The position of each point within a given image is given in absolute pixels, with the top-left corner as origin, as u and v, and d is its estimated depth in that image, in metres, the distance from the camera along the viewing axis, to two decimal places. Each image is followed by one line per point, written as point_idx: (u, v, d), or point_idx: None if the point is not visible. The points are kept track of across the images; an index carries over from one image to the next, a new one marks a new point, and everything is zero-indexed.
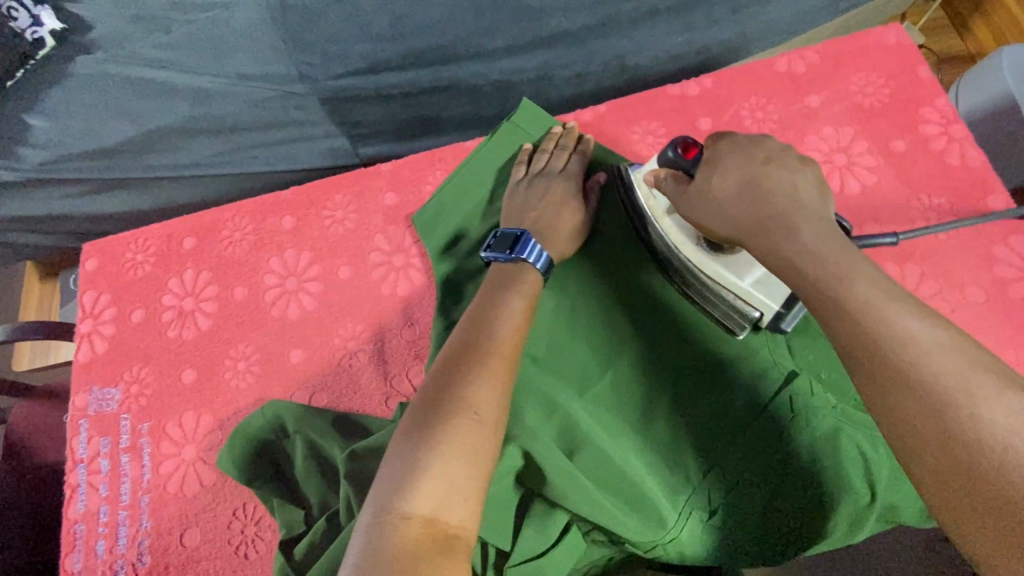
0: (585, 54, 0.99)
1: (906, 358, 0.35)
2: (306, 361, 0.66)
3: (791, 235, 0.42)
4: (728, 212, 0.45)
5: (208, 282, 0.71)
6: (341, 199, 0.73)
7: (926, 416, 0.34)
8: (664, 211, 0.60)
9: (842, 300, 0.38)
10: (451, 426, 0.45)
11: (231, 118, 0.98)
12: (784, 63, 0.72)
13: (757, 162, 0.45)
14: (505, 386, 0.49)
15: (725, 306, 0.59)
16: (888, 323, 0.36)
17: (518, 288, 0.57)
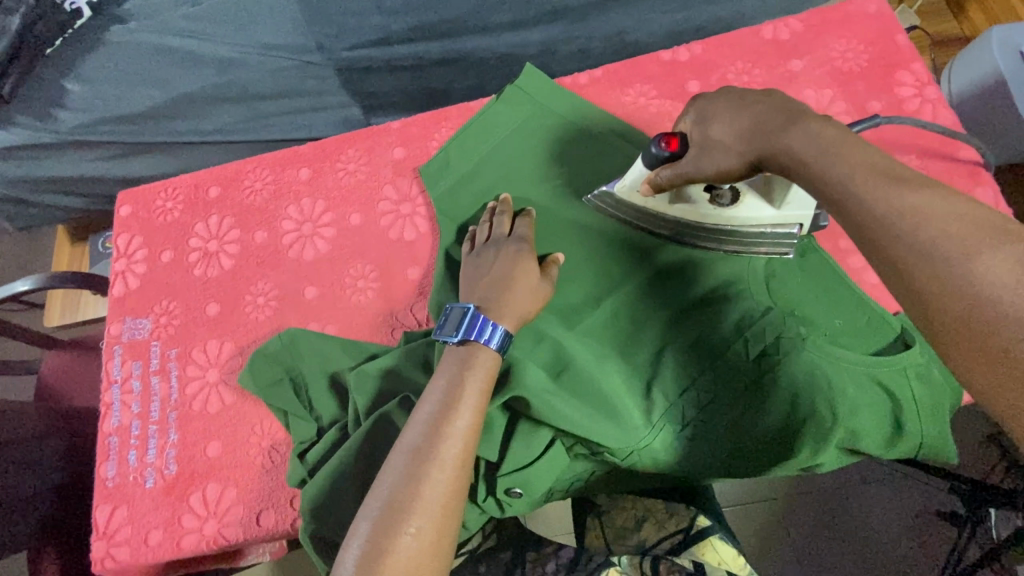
0: (587, 29, 1.04)
1: (945, 254, 0.34)
2: (320, 297, 0.72)
3: (833, 166, 0.40)
4: (727, 151, 0.48)
5: (231, 226, 0.78)
6: (354, 153, 0.79)
7: (966, 313, 0.33)
8: (666, 202, 0.65)
9: (872, 205, 0.38)
10: (393, 544, 0.46)
11: (253, 86, 1.04)
12: (770, 30, 0.76)
13: (742, 102, 0.48)
14: (452, 492, 0.50)
15: (769, 238, 0.64)
16: (920, 218, 0.35)
17: (473, 374, 0.56)
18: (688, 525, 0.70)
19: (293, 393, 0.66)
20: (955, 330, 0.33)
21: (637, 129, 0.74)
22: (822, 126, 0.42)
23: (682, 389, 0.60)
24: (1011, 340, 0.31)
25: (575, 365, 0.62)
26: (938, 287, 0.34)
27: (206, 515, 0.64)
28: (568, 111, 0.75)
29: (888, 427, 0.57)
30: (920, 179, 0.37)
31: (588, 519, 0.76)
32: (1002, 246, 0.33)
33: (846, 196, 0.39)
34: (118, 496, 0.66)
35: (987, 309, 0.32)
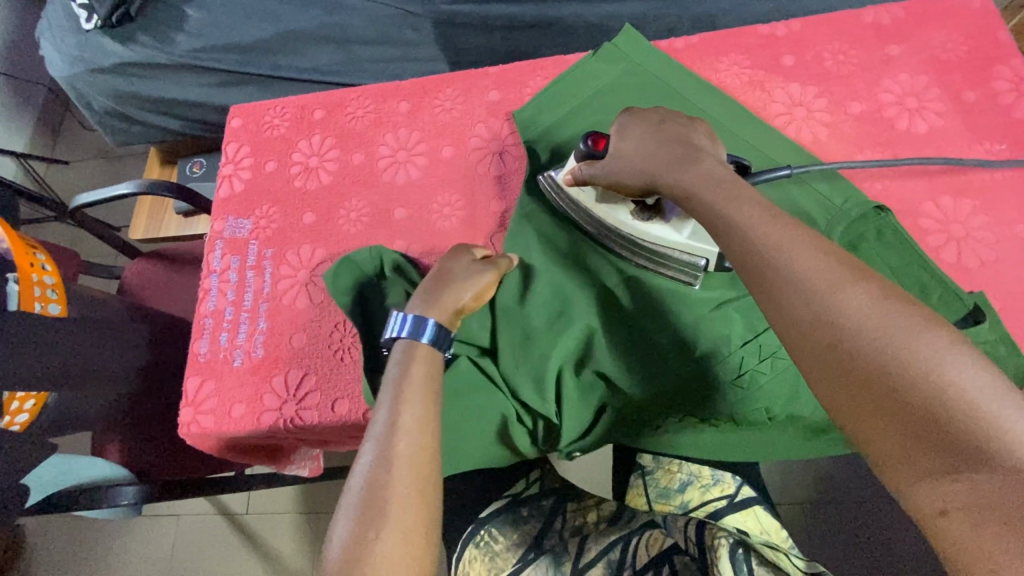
0: (678, 9, 1.07)
1: (804, 284, 0.45)
2: (407, 218, 0.77)
3: (726, 204, 0.51)
4: (630, 171, 0.59)
5: (332, 146, 0.83)
6: (452, 92, 0.84)
7: (823, 330, 0.43)
8: (595, 199, 0.65)
9: (753, 244, 0.48)
10: (382, 530, 0.49)
11: (353, 30, 1.12)
12: (871, 15, 0.78)
13: (655, 126, 0.60)
14: (416, 464, 0.53)
15: (674, 263, 0.64)
16: (791, 256, 0.46)
17: (416, 363, 0.60)
18: (733, 493, 0.72)
19: (373, 300, 0.70)
20: (815, 344, 0.43)
21: (728, 94, 0.76)
22: (711, 168, 0.55)
23: (750, 349, 0.63)
24: (852, 354, 0.41)
25: (650, 313, 0.65)
26: (797, 310, 0.45)
27: (286, 397, 0.69)
28: (661, 71, 0.78)
29: None
30: (786, 226, 0.48)
31: (632, 478, 0.77)
32: (840, 281, 0.44)
33: (739, 234, 0.50)
34: (208, 371, 0.73)
35: (834, 328, 0.43)
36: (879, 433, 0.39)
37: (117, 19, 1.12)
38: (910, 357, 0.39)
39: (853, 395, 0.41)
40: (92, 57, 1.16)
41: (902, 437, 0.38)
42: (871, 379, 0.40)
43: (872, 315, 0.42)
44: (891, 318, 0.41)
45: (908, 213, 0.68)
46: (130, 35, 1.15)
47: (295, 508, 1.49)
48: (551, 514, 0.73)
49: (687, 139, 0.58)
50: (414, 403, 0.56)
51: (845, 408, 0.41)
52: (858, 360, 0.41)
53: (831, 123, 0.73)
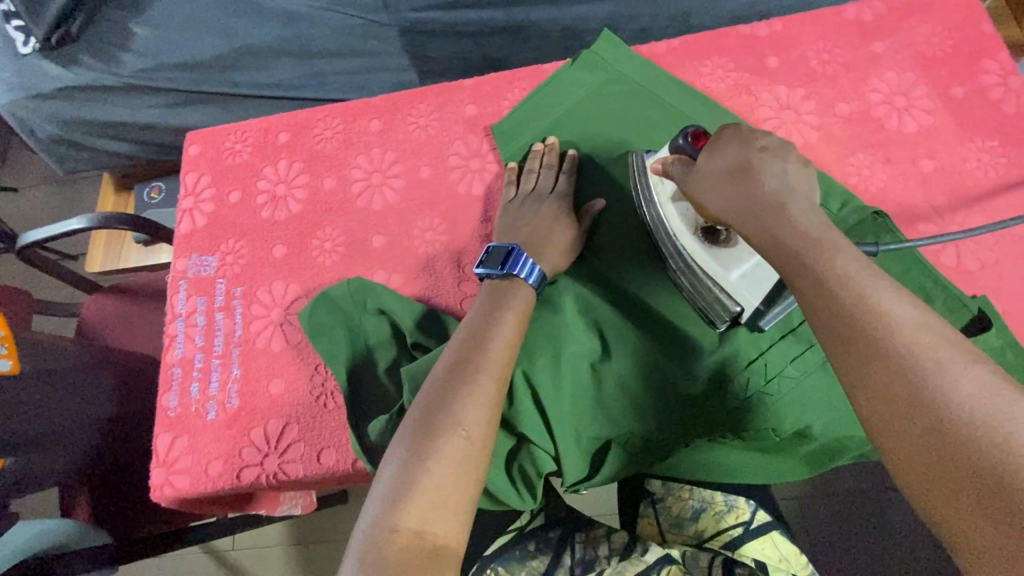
0: (652, 8, 1.04)
1: (837, 274, 0.42)
2: (386, 246, 0.72)
3: (756, 177, 0.48)
4: (720, 199, 0.49)
5: (300, 171, 0.78)
6: (425, 108, 0.79)
7: (854, 323, 0.40)
8: (671, 197, 0.61)
9: (802, 264, 0.43)
10: (443, 448, 0.49)
11: (315, 42, 1.05)
12: (853, 11, 0.76)
13: (754, 150, 0.49)
14: (493, 403, 0.53)
15: (709, 296, 0.59)
16: (851, 286, 0.41)
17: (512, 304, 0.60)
18: (749, 519, 0.71)
19: (348, 343, 0.65)
20: (846, 337, 0.40)
21: (714, 100, 0.74)
22: (798, 213, 0.46)
23: (758, 370, 0.60)
24: (887, 351, 0.38)
25: (650, 343, 0.63)
26: (829, 297, 0.41)
27: (267, 451, 0.65)
28: (643, 78, 0.75)
29: None
30: (840, 250, 0.43)
31: (643, 506, 0.75)
32: (899, 321, 0.39)
33: (788, 251, 0.44)
34: (180, 426, 0.67)
35: (892, 374, 0.38)
36: (917, 449, 0.35)
37: (56, 41, 1.05)
38: (945, 363, 0.37)
39: (882, 397, 0.38)
40: (32, 83, 1.08)
41: (929, 447, 0.35)
42: (928, 433, 0.35)
43: (909, 316, 0.39)
44: (964, 377, 0.36)
45: (906, 217, 0.66)
46: (73, 57, 1.06)
47: (283, 542, 1.43)
48: (560, 547, 0.69)
49: (776, 183, 0.47)
50: (505, 340, 0.56)
51: (873, 410, 0.38)
52: (893, 357, 0.38)
53: (821, 127, 0.71)
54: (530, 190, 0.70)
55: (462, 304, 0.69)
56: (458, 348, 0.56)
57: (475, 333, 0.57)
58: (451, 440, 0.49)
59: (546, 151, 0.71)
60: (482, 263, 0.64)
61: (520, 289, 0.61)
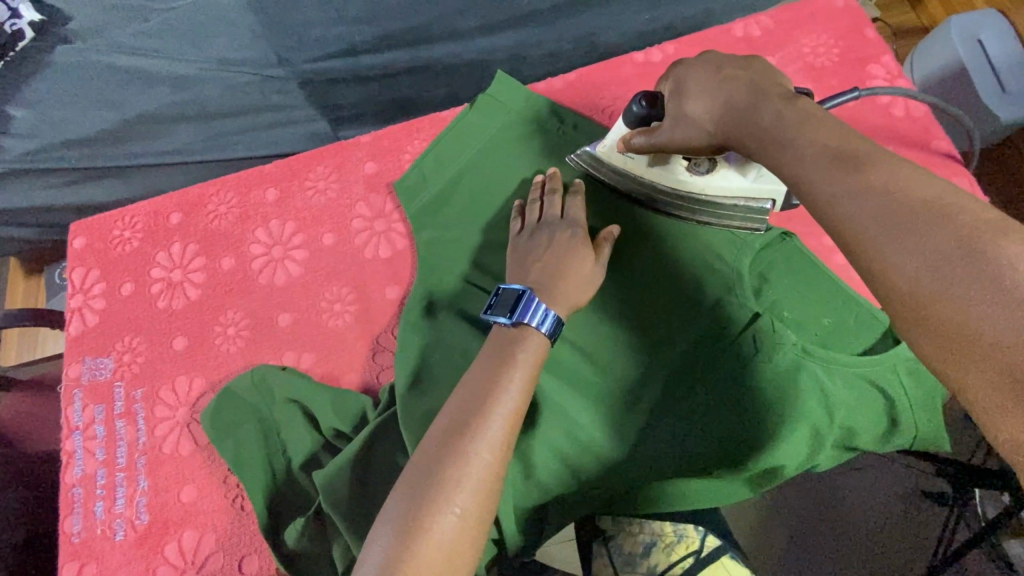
0: (556, 33, 1.03)
1: (847, 180, 0.38)
2: (293, 324, 0.68)
3: (749, 98, 0.47)
4: (708, 120, 0.50)
5: (195, 253, 0.73)
6: (323, 170, 0.75)
7: (871, 230, 0.36)
8: (646, 164, 0.64)
9: (817, 170, 0.40)
10: (431, 532, 0.45)
11: (212, 103, 0.99)
12: (740, 28, 0.76)
13: (713, 74, 0.50)
14: (486, 481, 0.48)
15: (740, 213, 0.63)
16: (875, 189, 0.37)
17: (521, 360, 0.55)
18: (698, 548, 0.69)
19: (259, 439, 0.61)
20: (861, 251, 0.37)
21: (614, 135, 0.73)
22: (789, 110, 0.44)
23: (678, 412, 0.61)
24: (907, 259, 0.35)
25: (563, 400, 0.63)
26: (839, 209, 0.38)
27: (183, 566, 0.60)
28: (538, 117, 0.74)
29: (883, 423, 0.58)
30: (877, 158, 0.39)
31: (594, 547, 0.72)
32: (943, 225, 0.34)
33: (767, 146, 0.45)
34: (85, 552, 0.62)
35: (902, 260, 0.35)
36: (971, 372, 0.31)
37: None
38: (974, 264, 0.32)
39: (916, 317, 0.34)
40: None
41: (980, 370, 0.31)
42: (975, 346, 0.31)
43: (935, 206, 0.35)
44: (962, 245, 0.33)
45: None
46: None
47: None
48: None
49: (749, 95, 0.47)
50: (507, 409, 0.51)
51: (913, 334, 0.35)
52: (908, 267, 0.34)
53: None
54: (538, 221, 0.66)
55: (379, 377, 0.66)
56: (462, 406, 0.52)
57: (474, 390, 0.53)
58: (441, 524, 0.45)
59: (548, 182, 0.69)
60: (491, 307, 0.60)
61: (532, 338, 0.56)
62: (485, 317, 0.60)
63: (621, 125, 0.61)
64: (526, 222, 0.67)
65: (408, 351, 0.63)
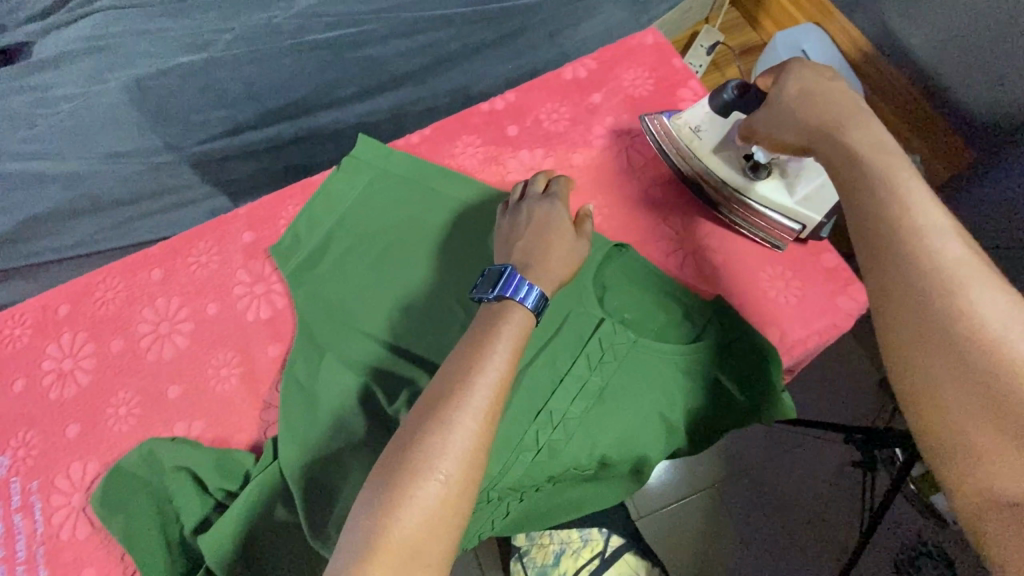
0: (430, 90, 1.12)
1: (904, 219, 0.44)
2: (182, 394, 0.71)
3: (846, 124, 0.51)
4: (793, 121, 0.55)
5: (85, 341, 0.76)
6: (204, 245, 0.80)
7: (922, 274, 0.42)
8: (710, 149, 0.72)
9: (884, 204, 0.45)
10: (418, 493, 0.48)
11: (106, 195, 1.02)
12: (570, 71, 0.86)
13: (825, 82, 0.54)
14: (473, 448, 0.51)
15: (769, 225, 0.71)
16: (934, 241, 0.42)
17: (505, 331, 0.59)
18: (602, 548, 0.75)
19: (152, 512, 0.63)
20: (898, 290, 0.42)
21: (468, 177, 0.81)
22: (870, 142, 0.49)
23: (539, 426, 0.63)
24: (938, 312, 0.40)
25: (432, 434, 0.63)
26: (882, 246, 0.44)
27: None
28: (400, 170, 0.81)
29: (723, 403, 0.66)
30: (934, 219, 0.43)
31: (513, 564, 0.77)
32: (980, 303, 0.40)
33: (842, 181, 0.49)
34: None
35: (922, 309, 0.41)
36: (973, 425, 0.37)
37: None
38: (985, 331, 0.39)
39: (924, 358, 0.40)
40: None
41: (983, 422, 0.37)
42: (977, 405, 0.37)
43: (970, 273, 0.41)
44: (1002, 316, 0.39)
45: (648, 242, 0.76)
46: None
47: None
48: None
49: (845, 112, 0.51)
50: (495, 375, 0.55)
51: (920, 380, 0.40)
52: (944, 320, 0.40)
53: None
54: (519, 201, 0.72)
55: (267, 433, 0.69)
56: (449, 379, 0.55)
57: (459, 360, 0.56)
58: (428, 487, 0.48)
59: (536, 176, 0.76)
60: (477, 284, 0.64)
61: (516, 312, 0.60)
62: (471, 296, 0.64)
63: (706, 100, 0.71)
64: (511, 204, 0.73)
65: (286, 404, 0.66)
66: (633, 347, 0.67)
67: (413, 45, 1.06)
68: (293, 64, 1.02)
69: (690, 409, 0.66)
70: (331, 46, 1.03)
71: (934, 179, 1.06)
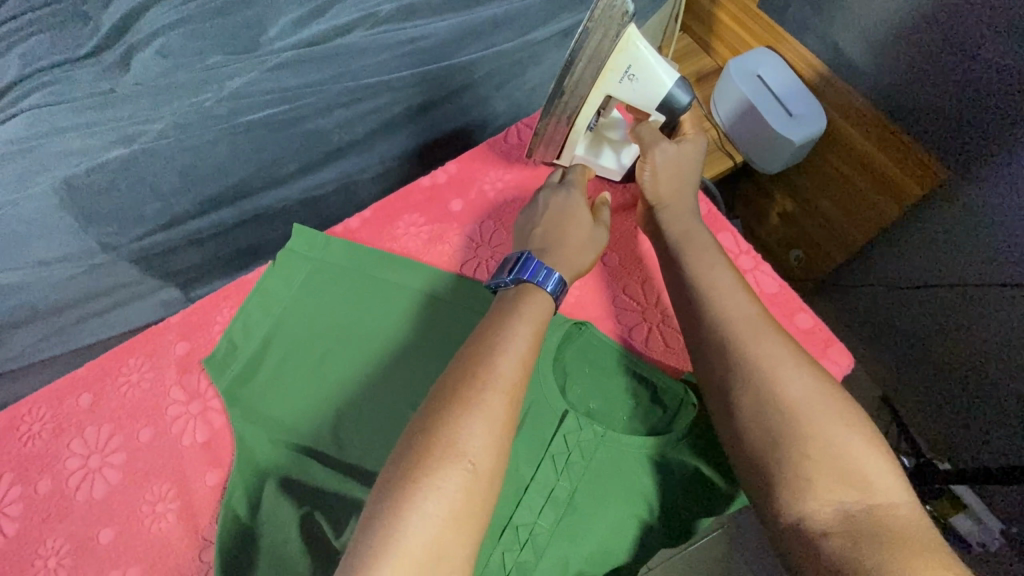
0: (376, 155, 1.09)
1: (732, 318, 0.58)
2: (116, 538, 0.65)
3: (687, 234, 0.66)
4: (670, 186, 0.68)
5: (10, 484, 0.70)
6: (135, 362, 0.74)
7: (754, 359, 0.54)
8: (608, 92, 0.61)
9: (716, 306, 0.59)
10: (447, 481, 0.47)
11: (44, 303, 0.97)
12: (511, 134, 0.81)
13: (690, 171, 0.70)
14: (501, 434, 0.50)
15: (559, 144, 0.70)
16: (753, 334, 0.56)
17: (528, 314, 0.59)
18: None
19: None
20: (736, 373, 0.55)
21: (412, 260, 0.75)
22: (704, 252, 0.64)
23: (504, 551, 0.57)
24: (766, 390, 0.53)
25: None
26: (720, 339, 0.57)
27: None
28: (340, 260, 0.76)
29: (709, 495, 0.59)
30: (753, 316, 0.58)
31: None
32: (794, 380, 0.53)
33: (690, 282, 0.62)
34: None
35: (758, 389, 0.53)
36: (815, 473, 0.49)
37: None
38: (803, 404, 0.52)
39: (766, 427, 0.52)
40: None
41: (819, 471, 0.49)
42: (812, 459, 0.49)
43: (783, 357, 0.55)
44: (811, 389, 0.52)
45: (607, 318, 0.70)
46: None
47: None
48: None
49: (691, 216, 0.68)
50: (519, 358, 0.54)
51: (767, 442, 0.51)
52: (773, 395, 0.52)
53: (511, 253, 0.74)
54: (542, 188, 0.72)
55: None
56: (473, 360, 0.54)
57: (486, 344, 0.55)
58: (460, 473, 0.47)
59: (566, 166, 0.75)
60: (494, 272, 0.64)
61: (536, 295, 0.60)
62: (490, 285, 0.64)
63: (665, 62, 0.59)
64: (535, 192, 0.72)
65: (223, 543, 0.60)
66: (602, 446, 0.60)
67: (353, 114, 1.02)
68: (229, 147, 0.98)
69: (672, 507, 0.59)
70: (266, 124, 0.98)
71: (909, 196, 1.02)
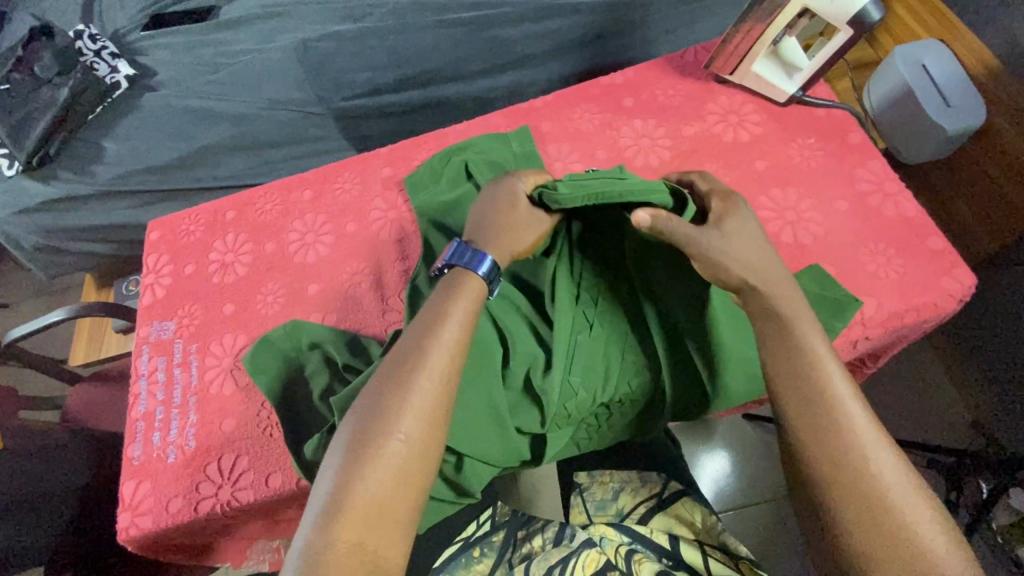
0: (546, 72, 1.24)
1: (820, 380, 0.57)
2: (321, 291, 0.83)
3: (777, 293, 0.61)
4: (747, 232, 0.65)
5: (245, 241, 0.90)
6: (348, 174, 0.93)
7: (834, 425, 0.55)
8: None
9: (795, 361, 0.58)
10: (383, 454, 0.53)
11: (263, 136, 1.20)
12: (688, 55, 0.93)
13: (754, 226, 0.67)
14: (432, 410, 0.56)
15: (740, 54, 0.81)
16: (836, 403, 0.55)
17: (463, 294, 0.62)
18: (660, 490, 0.79)
19: (288, 378, 0.75)
20: (815, 429, 0.55)
21: (584, 139, 0.89)
22: (793, 311, 0.60)
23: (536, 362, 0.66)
24: (846, 455, 0.53)
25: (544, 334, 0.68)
26: (804, 401, 0.56)
27: (221, 483, 0.72)
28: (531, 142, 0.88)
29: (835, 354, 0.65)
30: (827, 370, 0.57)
31: (573, 498, 0.82)
32: (871, 450, 0.54)
33: (778, 342, 0.59)
34: (143, 471, 0.74)
35: (837, 454, 0.53)
36: (880, 548, 0.50)
37: (38, 160, 1.16)
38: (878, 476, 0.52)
39: (846, 493, 0.52)
40: (15, 199, 1.17)
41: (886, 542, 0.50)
42: (886, 534, 0.50)
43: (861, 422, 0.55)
44: (883, 462, 0.53)
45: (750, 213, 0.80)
46: (52, 173, 1.18)
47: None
48: (504, 547, 0.69)
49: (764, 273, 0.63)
50: (452, 335, 0.59)
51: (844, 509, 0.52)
52: (849, 459, 0.53)
53: (673, 146, 0.85)
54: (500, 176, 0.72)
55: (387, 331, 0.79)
56: (408, 343, 0.59)
57: (422, 328, 0.60)
58: (393, 448, 0.54)
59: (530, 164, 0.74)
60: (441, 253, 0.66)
61: (467, 277, 0.63)
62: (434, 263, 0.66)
63: None
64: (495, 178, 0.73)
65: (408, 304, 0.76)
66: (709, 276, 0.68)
67: (539, 30, 1.17)
68: (435, 38, 1.16)
69: None
70: (468, 24, 1.15)
71: None
